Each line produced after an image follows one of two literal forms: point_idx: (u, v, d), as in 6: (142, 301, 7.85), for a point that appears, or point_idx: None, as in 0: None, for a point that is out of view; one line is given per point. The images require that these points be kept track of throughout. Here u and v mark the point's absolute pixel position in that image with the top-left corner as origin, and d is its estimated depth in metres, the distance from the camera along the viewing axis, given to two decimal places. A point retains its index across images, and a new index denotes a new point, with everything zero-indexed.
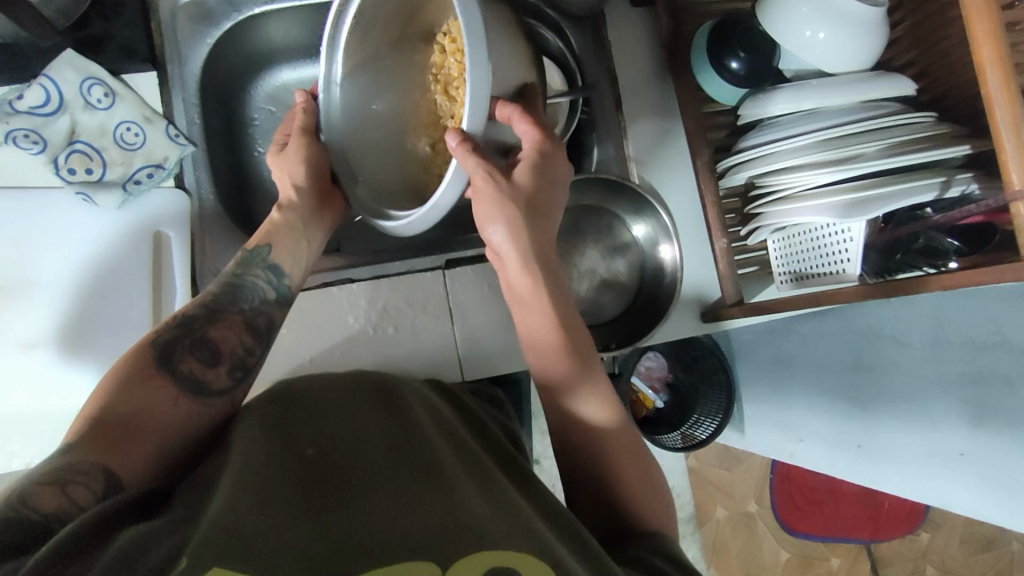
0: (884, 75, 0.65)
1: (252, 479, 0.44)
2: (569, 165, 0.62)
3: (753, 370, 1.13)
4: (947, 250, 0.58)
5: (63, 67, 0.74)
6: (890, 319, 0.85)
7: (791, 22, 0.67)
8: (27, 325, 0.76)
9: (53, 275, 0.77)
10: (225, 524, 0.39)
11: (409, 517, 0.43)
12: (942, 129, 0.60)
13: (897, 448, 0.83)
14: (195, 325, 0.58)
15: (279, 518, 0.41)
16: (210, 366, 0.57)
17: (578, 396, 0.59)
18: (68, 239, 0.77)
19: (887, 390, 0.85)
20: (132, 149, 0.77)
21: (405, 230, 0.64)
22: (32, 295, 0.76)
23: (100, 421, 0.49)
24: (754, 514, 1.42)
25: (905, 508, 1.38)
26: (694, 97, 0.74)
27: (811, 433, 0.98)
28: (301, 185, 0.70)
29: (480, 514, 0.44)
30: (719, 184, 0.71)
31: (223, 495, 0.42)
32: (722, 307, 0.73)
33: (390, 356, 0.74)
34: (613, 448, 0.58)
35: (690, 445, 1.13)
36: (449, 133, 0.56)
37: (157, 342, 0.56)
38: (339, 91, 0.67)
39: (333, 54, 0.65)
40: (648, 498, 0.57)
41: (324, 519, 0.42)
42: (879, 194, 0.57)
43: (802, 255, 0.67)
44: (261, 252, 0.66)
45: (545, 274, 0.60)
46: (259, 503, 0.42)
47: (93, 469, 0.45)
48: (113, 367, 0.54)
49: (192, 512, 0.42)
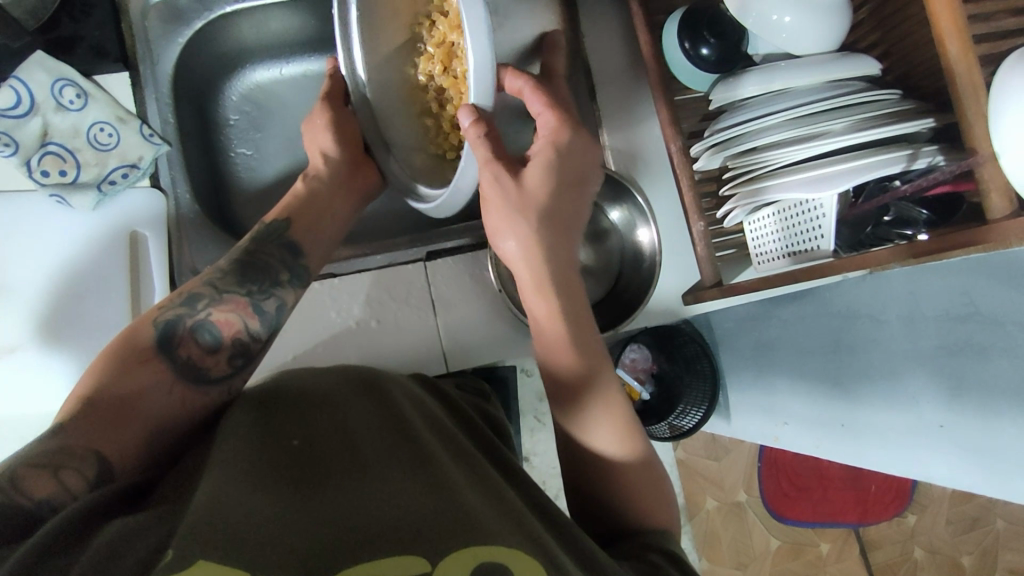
0: (851, 55, 0.66)
1: (238, 471, 0.44)
2: (588, 151, 0.63)
3: (736, 358, 1.14)
4: (917, 219, 0.60)
5: (34, 68, 0.73)
6: (867, 298, 0.87)
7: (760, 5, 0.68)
8: (3, 329, 0.75)
9: (29, 278, 0.76)
10: (211, 514, 0.38)
11: (397, 508, 0.43)
12: (907, 105, 0.61)
13: (878, 424, 0.84)
14: (200, 304, 0.57)
15: (266, 508, 0.41)
16: (210, 352, 0.56)
17: (572, 393, 0.59)
18: (43, 241, 0.76)
19: (868, 369, 0.86)
20: (106, 150, 0.76)
21: (434, 212, 0.70)
22: (9, 301, 0.75)
23: (97, 404, 0.49)
24: (743, 503, 1.43)
25: (892, 490, 1.40)
26: (664, 81, 0.74)
27: (795, 416, 0.98)
28: (332, 155, 0.77)
29: (470, 506, 0.44)
30: (694, 167, 0.72)
31: (207, 485, 0.42)
32: (701, 289, 0.74)
33: (376, 350, 0.74)
34: (635, 469, 0.58)
35: (678, 435, 1.14)
36: (461, 110, 0.55)
37: (160, 323, 0.55)
38: (367, 89, 0.73)
39: (353, 56, 0.71)
40: (638, 485, 0.58)
41: (311, 508, 0.42)
42: (848, 168, 0.59)
43: (778, 235, 0.68)
44: (281, 225, 0.69)
45: (557, 292, 0.60)
46: (245, 495, 0.41)
47: (86, 453, 0.45)
48: (112, 346, 0.54)
49: (179, 502, 0.41)
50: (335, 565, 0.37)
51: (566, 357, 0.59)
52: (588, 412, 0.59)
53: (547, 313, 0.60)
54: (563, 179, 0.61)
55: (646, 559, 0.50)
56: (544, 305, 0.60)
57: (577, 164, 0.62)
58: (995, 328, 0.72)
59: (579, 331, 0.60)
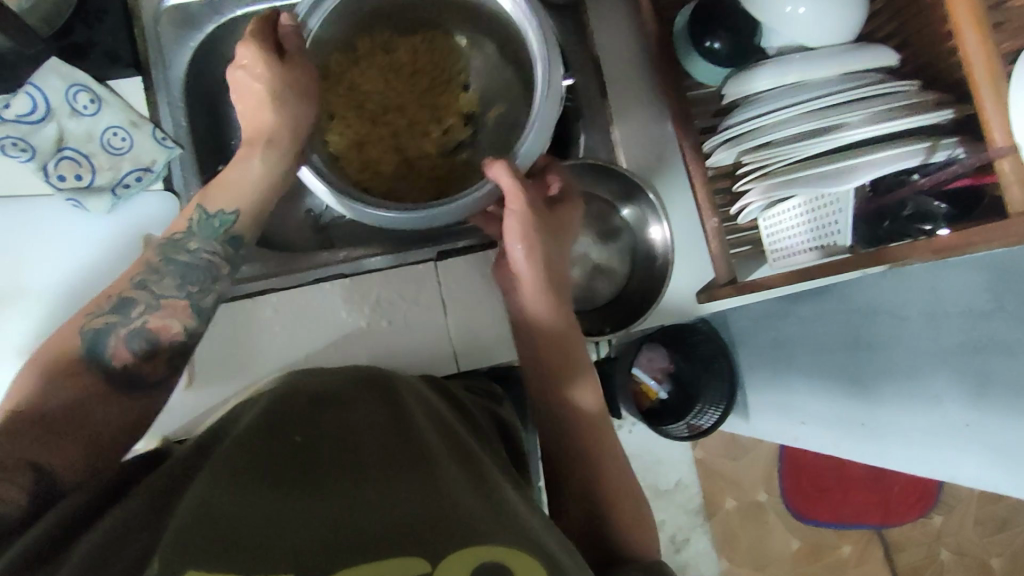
0: (867, 47, 0.64)
1: (236, 469, 0.44)
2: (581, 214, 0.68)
3: (754, 356, 1.13)
4: (936, 214, 0.58)
5: (50, 75, 0.75)
6: (885, 295, 0.85)
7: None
8: (22, 331, 0.76)
9: (47, 282, 0.77)
10: (204, 518, 0.38)
11: (395, 511, 0.42)
12: (925, 96, 0.60)
13: (900, 423, 0.82)
14: (132, 312, 0.56)
15: (264, 509, 0.40)
16: (145, 360, 0.55)
17: (576, 434, 0.62)
18: (61, 244, 0.78)
19: (889, 366, 0.84)
20: (118, 153, 0.77)
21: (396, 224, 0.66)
22: (23, 304, 0.77)
23: (27, 420, 0.48)
24: (764, 505, 1.40)
25: (915, 488, 1.38)
26: (675, 77, 0.73)
27: (817, 417, 0.96)
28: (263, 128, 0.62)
29: (468, 510, 0.43)
30: (707, 163, 0.71)
31: (202, 488, 0.41)
32: (716, 286, 0.74)
33: (384, 350, 0.72)
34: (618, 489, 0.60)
35: (695, 434, 1.15)
36: (496, 165, 0.59)
37: (88, 332, 0.54)
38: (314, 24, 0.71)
39: None
40: (628, 516, 0.59)
41: (308, 509, 0.41)
42: (864, 162, 0.57)
43: (794, 230, 0.67)
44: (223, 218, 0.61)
45: (552, 341, 0.65)
46: (242, 496, 0.41)
47: (17, 467, 0.45)
48: (36, 358, 0.54)
49: (170, 502, 0.41)
50: (332, 566, 0.37)
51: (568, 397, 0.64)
52: (584, 445, 0.62)
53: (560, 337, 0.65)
54: (559, 238, 0.65)
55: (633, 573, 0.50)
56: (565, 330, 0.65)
57: (568, 228, 0.67)
58: (1020, 324, 0.69)
59: (572, 375, 0.64)
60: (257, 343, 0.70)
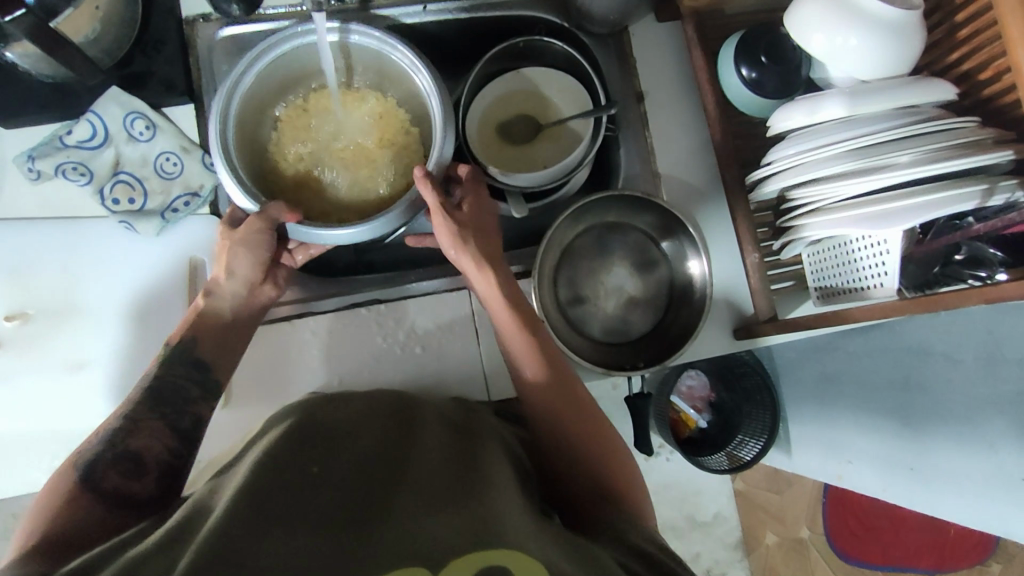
0: (924, 80, 0.60)
1: (237, 517, 0.40)
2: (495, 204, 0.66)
3: (798, 389, 1.08)
4: (991, 260, 0.57)
5: (109, 102, 0.68)
6: (941, 335, 0.82)
7: (806, 27, 0.63)
8: (46, 348, 0.68)
9: (65, 295, 0.69)
10: (211, 545, 0.37)
11: (423, 529, 0.41)
12: (986, 134, 0.56)
13: (953, 471, 0.78)
14: None
15: (272, 549, 0.38)
16: (137, 478, 0.48)
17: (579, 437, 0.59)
18: (72, 253, 0.69)
19: (942, 412, 0.80)
20: (170, 178, 0.70)
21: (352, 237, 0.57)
22: (50, 308, 0.68)
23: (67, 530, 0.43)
24: (807, 541, 1.34)
25: (982, 541, 1.29)
26: (719, 107, 0.72)
27: (862, 455, 0.91)
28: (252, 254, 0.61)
29: (489, 524, 0.42)
30: (751, 198, 0.69)
31: (206, 537, 0.38)
32: (756, 324, 0.70)
33: (415, 375, 0.70)
34: (606, 461, 0.58)
35: (736, 466, 1.08)
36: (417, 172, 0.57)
37: None
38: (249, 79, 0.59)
39: (250, 66, 0.59)
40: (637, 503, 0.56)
41: (313, 535, 0.40)
42: (913, 205, 0.55)
43: (841, 269, 0.65)
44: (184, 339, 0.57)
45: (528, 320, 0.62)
46: (248, 533, 0.39)
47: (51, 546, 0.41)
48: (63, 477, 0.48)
49: (169, 559, 0.37)
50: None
51: (557, 388, 0.60)
52: (579, 445, 0.58)
53: (519, 345, 0.62)
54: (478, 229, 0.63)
55: (621, 534, 0.48)
56: (517, 340, 0.62)
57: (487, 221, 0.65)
58: None
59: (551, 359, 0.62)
60: (291, 366, 0.70)
